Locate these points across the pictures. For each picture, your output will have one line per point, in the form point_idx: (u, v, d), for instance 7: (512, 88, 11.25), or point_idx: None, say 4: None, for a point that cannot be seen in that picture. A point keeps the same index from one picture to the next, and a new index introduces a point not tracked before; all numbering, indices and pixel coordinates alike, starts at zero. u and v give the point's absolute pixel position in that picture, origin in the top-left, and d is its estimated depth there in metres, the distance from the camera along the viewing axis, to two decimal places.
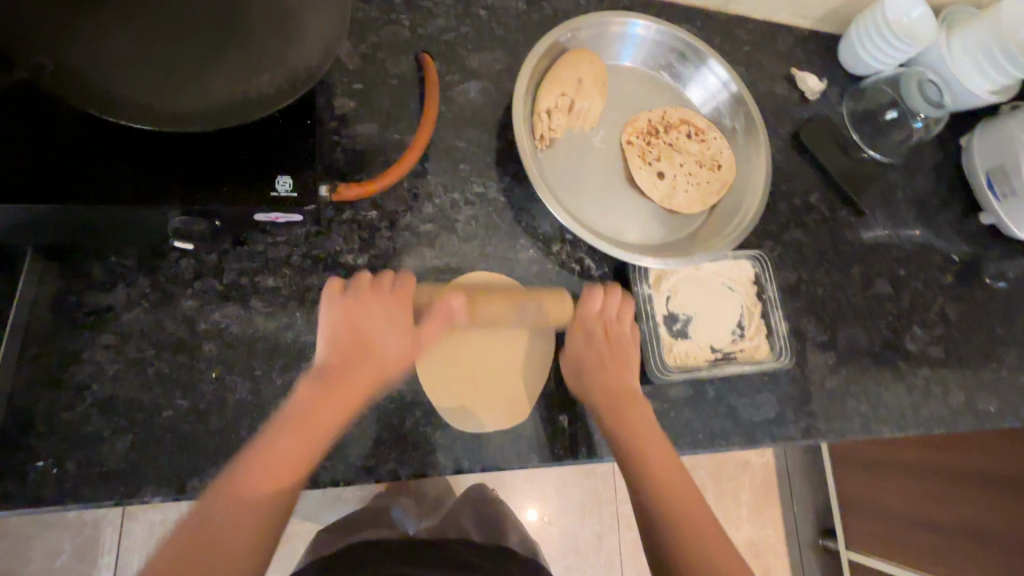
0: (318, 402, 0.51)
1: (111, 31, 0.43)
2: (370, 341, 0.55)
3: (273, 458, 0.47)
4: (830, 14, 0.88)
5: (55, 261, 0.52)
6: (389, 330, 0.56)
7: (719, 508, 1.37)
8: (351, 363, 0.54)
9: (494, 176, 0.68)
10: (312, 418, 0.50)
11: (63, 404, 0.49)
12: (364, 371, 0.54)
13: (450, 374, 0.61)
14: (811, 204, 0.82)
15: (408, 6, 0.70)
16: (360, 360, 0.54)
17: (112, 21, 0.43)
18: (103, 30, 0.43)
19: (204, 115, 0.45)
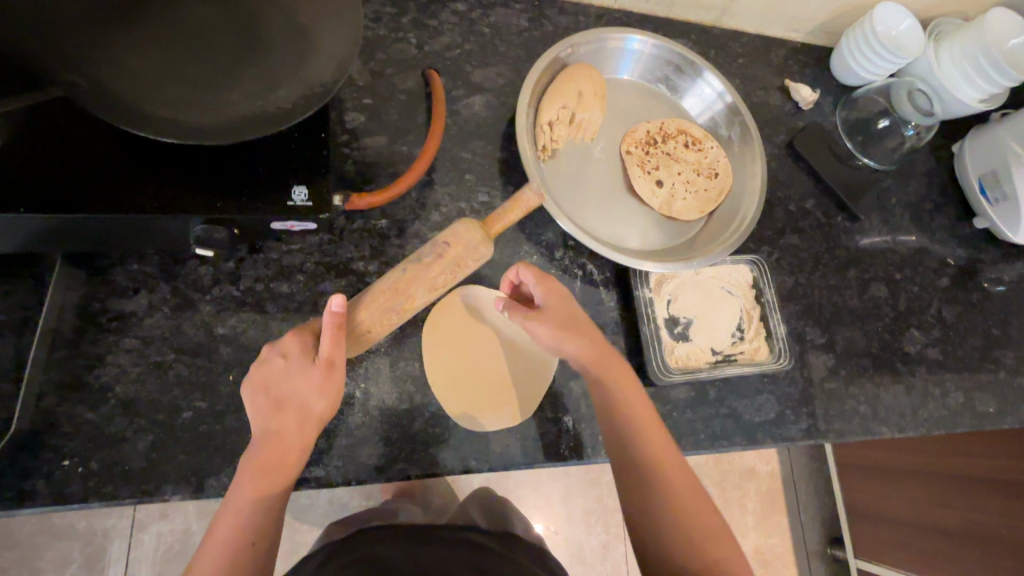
0: (252, 481, 0.47)
1: (145, 55, 0.47)
2: (291, 400, 0.49)
3: (226, 542, 0.45)
4: (821, 27, 0.91)
5: (80, 268, 0.55)
6: (307, 381, 0.49)
7: (725, 515, 1.38)
8: (278, 431, 0.49)
9: (499, 185, 0.70)
10: (251, 496, 0.47)
11: (88, 405, 0.51)
12: (292, 436, 0.49)
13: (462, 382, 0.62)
14: (806, 210, 0.84)
15: (414, 25, 0.74)
16: (283, 423, 0.49)
17: (147, 47, 0.47)
18: (138, 54, 0.47)
19: (224, 127, 0.47)
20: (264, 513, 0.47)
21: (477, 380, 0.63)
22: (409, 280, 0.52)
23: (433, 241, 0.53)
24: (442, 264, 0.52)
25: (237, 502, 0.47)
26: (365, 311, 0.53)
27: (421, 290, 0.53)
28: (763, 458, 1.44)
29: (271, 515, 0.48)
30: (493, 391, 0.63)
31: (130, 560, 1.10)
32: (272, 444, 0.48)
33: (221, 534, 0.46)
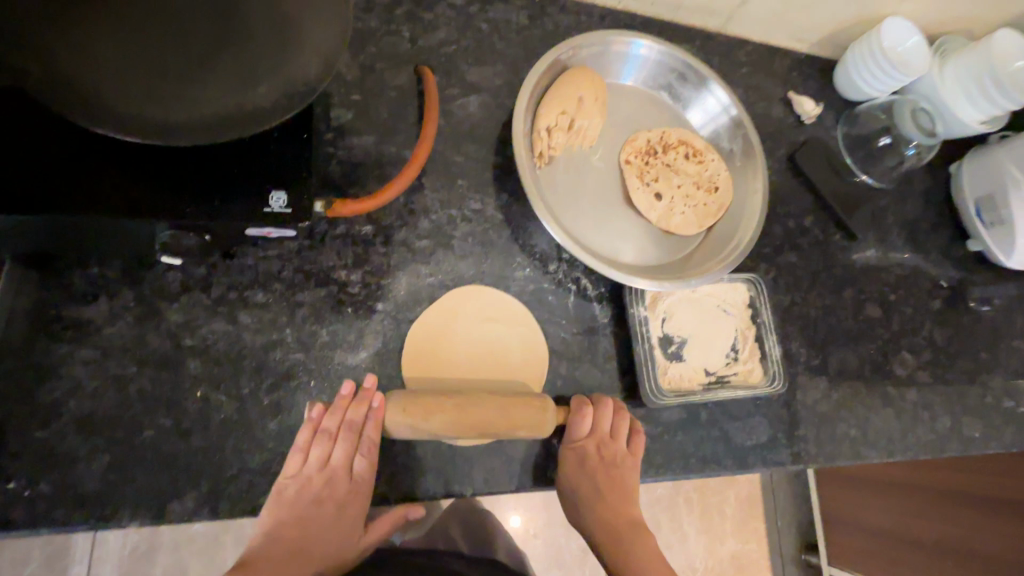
0: (263, 552, 0.51)
1: (102, 34, 0.42)
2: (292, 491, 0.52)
3: (238, 573, 0.51)
4: (827, 39, 0.88)
5: (33, 271, 0.50)
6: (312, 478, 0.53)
7: (704, 523, 1.38)
8: (287, 500, 0.51)
9: (492, 192, 0.67)
10: (263, 539, 0.52)
11: (38, 422, 0.47)
12: (298, 494, 0.52)
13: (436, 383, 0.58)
14: (805, 226, 0.83)
15: (408, 16, 0.69)
16: (296, 505, 0.52)
17: (104, 17, 0.41)
18: (95, 27, 0.41)
19: (197, 130, 0.44)
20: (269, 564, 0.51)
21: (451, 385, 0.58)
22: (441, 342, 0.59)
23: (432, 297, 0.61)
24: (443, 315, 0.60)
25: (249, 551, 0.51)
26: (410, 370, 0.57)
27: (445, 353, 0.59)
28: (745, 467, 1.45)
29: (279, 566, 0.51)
30: None
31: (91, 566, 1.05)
32: (287, 521, 0.52)
33: (239, 570, 0.51)
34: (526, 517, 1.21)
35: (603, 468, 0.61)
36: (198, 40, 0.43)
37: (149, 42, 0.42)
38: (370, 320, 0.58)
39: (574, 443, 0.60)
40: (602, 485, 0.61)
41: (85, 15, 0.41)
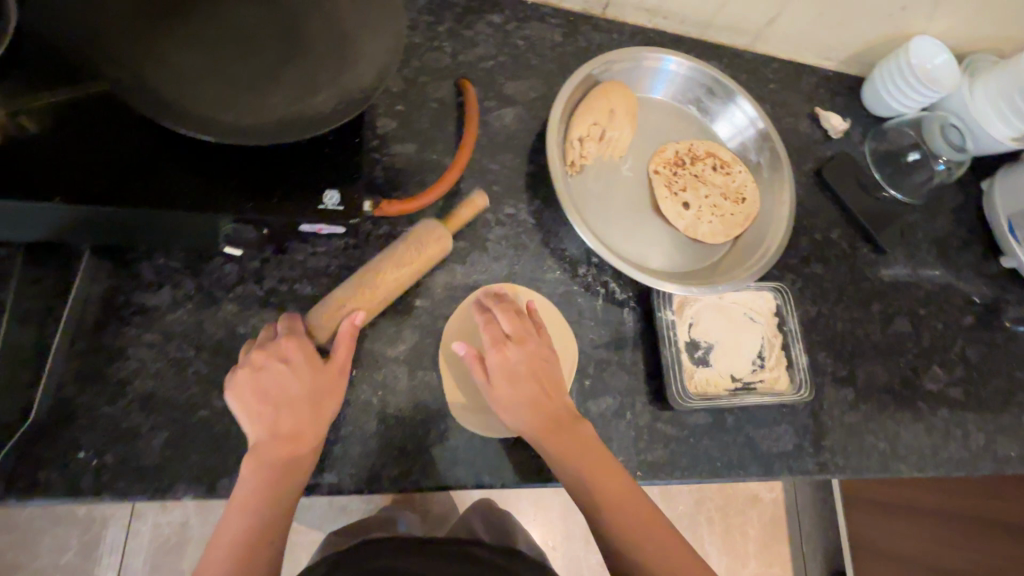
0: (259, 483, 0.48)
1: (189, 54, 0.47)
2: (278, 409, 0.49)
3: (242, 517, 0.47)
4: (854, 57, 0.90)
5: (107, 261, 0.55)
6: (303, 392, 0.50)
7: (726, 542, 1.35)
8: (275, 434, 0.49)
9: (525, 198, 0.70)
10: (262, 477, 0.48)
11: (106, 398, 0.51)
12: (283, 425, 0.49)
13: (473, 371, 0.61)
14: (832, 239, 0.83)
15: (450, 34, 0.74)
16: (279, 427, 0.49)
17: (194, 43, 0.48)
18: (189, 52, 0.47)
19: (268, 127, 0.47)
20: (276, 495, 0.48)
21: None
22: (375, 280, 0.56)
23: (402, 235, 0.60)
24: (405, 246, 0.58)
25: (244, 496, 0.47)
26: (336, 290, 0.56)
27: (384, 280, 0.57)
28: (769, 486, 1.42)
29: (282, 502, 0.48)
30: None
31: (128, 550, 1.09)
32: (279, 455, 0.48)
33: (237, 514, 0.47)
34: (545, 527, 1.21)
35: (554, 402, 0.56)
36: (270, 60, 0.49)
37: (228, 61, 0.48)
38: (409, 316, 0.62)
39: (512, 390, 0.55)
40: (547, 414, 0.55)
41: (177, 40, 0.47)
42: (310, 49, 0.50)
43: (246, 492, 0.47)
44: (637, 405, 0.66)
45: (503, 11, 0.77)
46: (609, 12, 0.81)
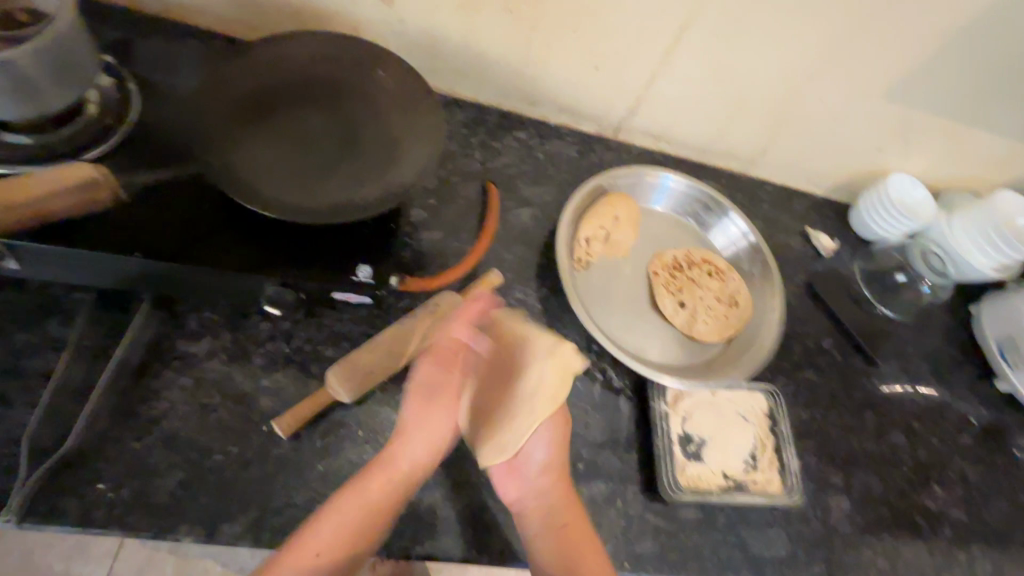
0: (355, 522, 0.53)
1: (266, 155, 0.58)
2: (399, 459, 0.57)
3: (336, 535, 0.52)
4: (840, 186, 1.00)
5: (160, 309, 0.61)
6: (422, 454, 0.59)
7: None
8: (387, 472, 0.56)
9: (534, 286, 0.77)
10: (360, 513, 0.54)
11: (134, 434, 0.56)
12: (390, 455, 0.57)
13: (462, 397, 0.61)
14: (824, 347, 0.87)
15: (481, 144, 0.86)
16: (384, 477, 0.56)
17: (271, 147, 0.59)
18: (265, 150, 0.59)
19: (319, 209, 0.56)
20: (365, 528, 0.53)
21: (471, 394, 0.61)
22: (405, 333, 0.64)
23: (426, 302, 0.67)
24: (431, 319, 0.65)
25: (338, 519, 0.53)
26: (367, 353, 0.61)
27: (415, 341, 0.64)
28: None
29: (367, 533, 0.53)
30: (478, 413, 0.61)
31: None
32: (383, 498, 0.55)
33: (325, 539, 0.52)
34: None
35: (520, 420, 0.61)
36: (330, 162, 0.60)
37: (297, 162, 0.59)
38: None
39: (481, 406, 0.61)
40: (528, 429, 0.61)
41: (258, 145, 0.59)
42: (363, 153, 0.61)
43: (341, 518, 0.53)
44: (629, 493, 0.67)
45: (527, 129, 0.91)
46: (619, 135, 0.94)
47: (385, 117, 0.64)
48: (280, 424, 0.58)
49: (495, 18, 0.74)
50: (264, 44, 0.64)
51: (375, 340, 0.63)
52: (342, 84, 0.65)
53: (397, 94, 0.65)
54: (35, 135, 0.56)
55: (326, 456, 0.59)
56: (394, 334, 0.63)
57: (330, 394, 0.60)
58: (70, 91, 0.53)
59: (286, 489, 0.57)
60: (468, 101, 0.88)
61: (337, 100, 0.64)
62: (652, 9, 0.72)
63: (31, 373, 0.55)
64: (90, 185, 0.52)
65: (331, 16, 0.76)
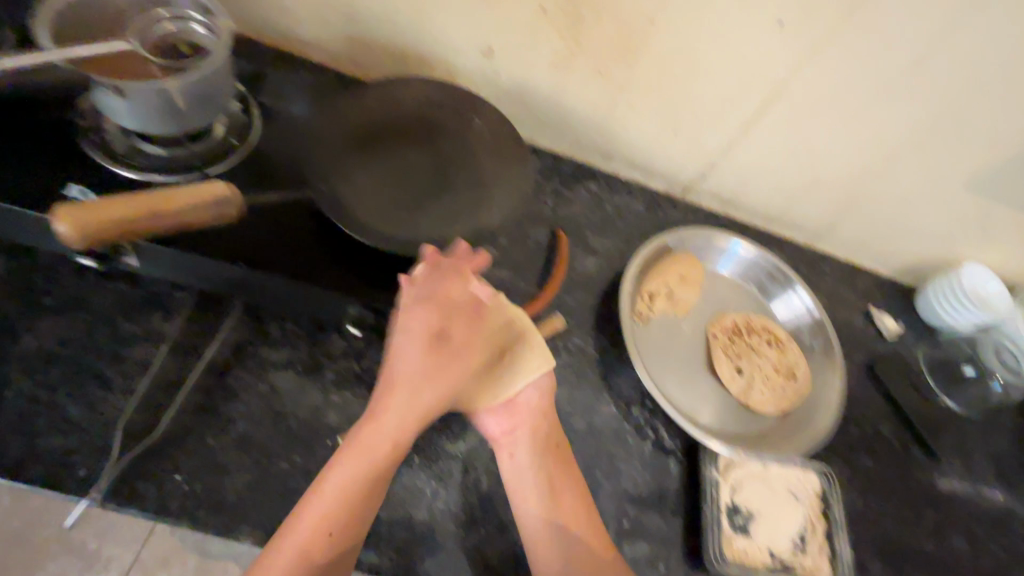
0: (341, 492, 0.52)
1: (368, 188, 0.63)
2: (383, 428, 0.54)
3: (329, 505, 0.51)
4: (907, 269, 0.99)
5: (248, 315, 0.66)
6: (404, 419, 0.55)
7: None
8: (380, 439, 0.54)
9: (594, 335, 0.79)
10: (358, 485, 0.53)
11: (212, 431, 0.59)
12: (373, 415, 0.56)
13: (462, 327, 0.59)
14: (883, 433, 0.85)
15: (554, 192, 0.90)
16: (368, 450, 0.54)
17: (373, 181, 0.64)
18: (367, 183, 0.64)
19: (421, 244, 0.60)
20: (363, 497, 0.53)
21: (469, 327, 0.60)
22: None
23: None
24: None
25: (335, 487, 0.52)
26: None
27: None
28: None
29: (364, 504, 0.53)
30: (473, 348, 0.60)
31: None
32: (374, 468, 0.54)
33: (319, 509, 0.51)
34: None
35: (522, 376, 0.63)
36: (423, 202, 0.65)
37: (395, 199, 0.64)
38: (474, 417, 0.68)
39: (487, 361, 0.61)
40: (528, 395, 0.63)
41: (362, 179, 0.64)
42: (454, 195, 0.65)
43: (342, 483, 0.52)
44: (671, 558, 0.67)
45: (599, 180, 0.94)
46: (687, 196, 0.96)
47: (477, 162, 0.68)
48: None
49: (585, 78, 0.78)
50: (377, 87, 0.69)
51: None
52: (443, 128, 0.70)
53: (491, 142, 0.69)
54: (170, 148, 0.63)
55: (383, 478, 0.61)
56: None
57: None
58: (207, 114, 0.59)
59: None
60: (546, 149, 0.92)
61: (437, 144, 0.69)
62: (739, 83, 0.74)
63: (130, 361, 0.60)
64: (220, 202, 0.50)
65: (432, 61, 0.81)
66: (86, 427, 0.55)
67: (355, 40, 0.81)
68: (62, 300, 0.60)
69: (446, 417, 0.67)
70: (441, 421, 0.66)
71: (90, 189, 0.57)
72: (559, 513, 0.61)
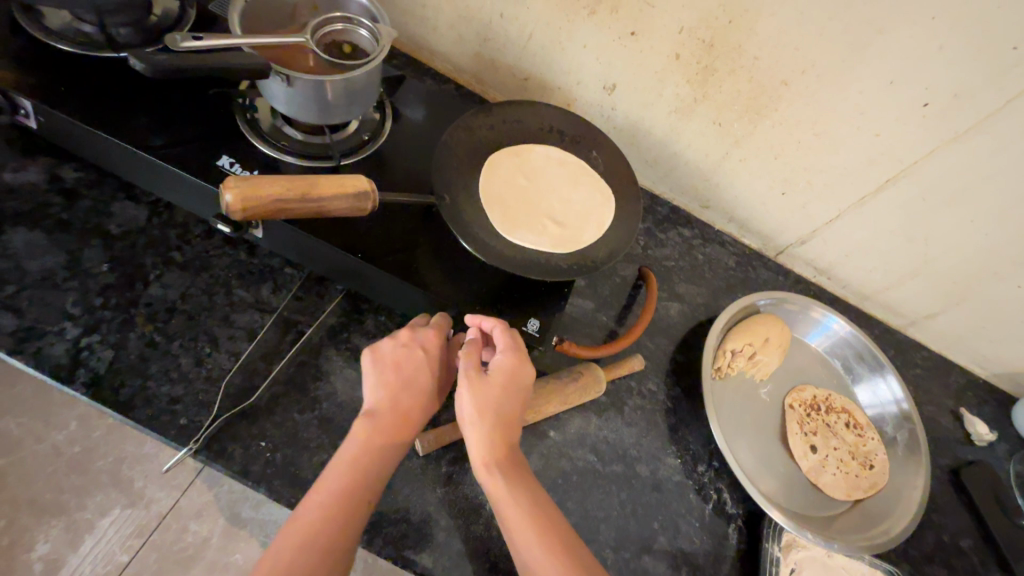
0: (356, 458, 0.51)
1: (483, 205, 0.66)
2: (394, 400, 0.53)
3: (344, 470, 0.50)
4: (1010, 375, 0.92)
5: (348, 303, 0.69)
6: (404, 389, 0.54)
7: None
8: (378, 422, 0.52)
9: (669, 383, 0.78)
10: (359, 463, 0.50)
11: (299, 406, 0.62)
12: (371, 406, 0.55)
13: (522, 206, 0.68)
14: (959, 547, 0.79)
15: (647, 232, 0.90)
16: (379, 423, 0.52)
17: (489, 198, 0.67)
18: (483, 200, 0.67)
19: (502, 208, 0.67)
20: (368, 478, 0.51)
21: (528, 208, 0.69)
22: (547, 392, 0.67)
23: (572, 368, 0.70)
24: (575, 387, 0.68)
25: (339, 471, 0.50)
26: None
27: (555, 402, 0.67)
28: None
29: (373, 475, 0.51)
30: (537, 208, 0.69)
31: (103, 550, 0.97)
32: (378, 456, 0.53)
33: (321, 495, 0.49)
34: None
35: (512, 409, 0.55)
36: (531, 225, 0.67)
37: (506, 216, 0.66)
38: (539, 443, 0.68)
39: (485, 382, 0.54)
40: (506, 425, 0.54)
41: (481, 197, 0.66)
42: (561, 226, 0.68)
43: (354, 452, 0.51)
44: None
45: (691, 227, 0.93)
46: (780, 258, 0.93)
47: (583, 195, 0.71)
48: (422, 442, 0.62)
49: (703, 127, 0.79)
50: (505, 110, 0.73)
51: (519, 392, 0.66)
52: (554, 158, 0.73)
53: (598, 182, 0.73)
54: (307, 134, 0.67)
55: (448, 485, 0.63)
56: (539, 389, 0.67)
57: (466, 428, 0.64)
58: (352, 112, 0.63)
59: (405, 503, 0.61)
60: (644, 189, 0.93)
61: (549, 170, 0.73)
62: (866, 157, 0.73)
63: (238, 326, 0.63)
64: (359, 194, 0.53)
65: (552, 88, 0.84)
66: (192, 380, 0.59)
67: (484, 58, 0.84)
68: (190, 259, 0.65)
69: None
70: None
71: (238, 162, 0.62)
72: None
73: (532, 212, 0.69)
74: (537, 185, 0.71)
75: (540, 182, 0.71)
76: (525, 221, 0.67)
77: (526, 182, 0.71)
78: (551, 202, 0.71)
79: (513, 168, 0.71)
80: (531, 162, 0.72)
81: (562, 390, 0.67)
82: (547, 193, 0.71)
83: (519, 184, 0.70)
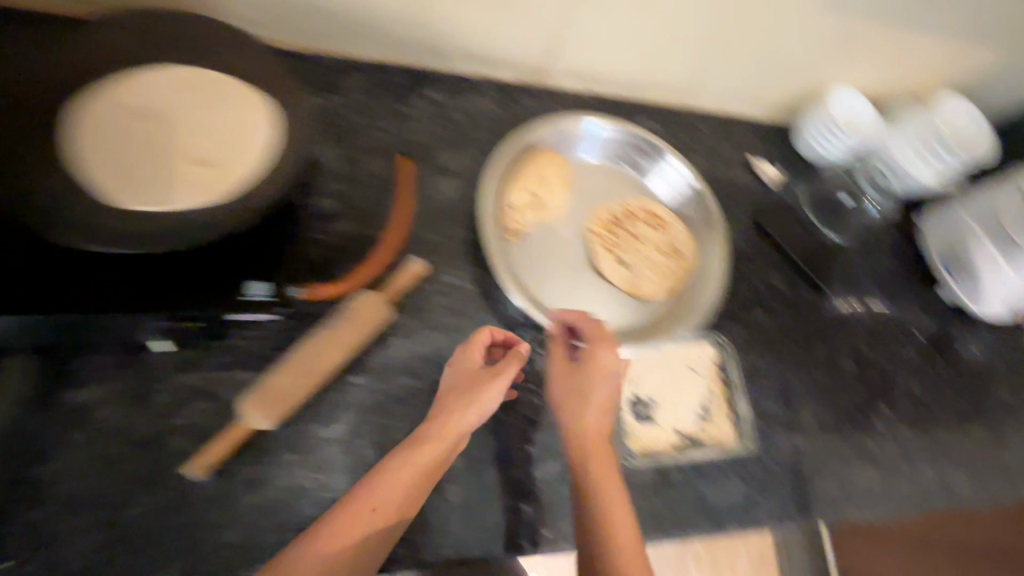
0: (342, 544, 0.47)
1: (100, 175, 0.48)
2: (427, 450, 0.53)
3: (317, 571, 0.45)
4: (783, 107, 0.95)
5: (36, 359, 0.54)
6: (450, 428, 0.55)
7: None
8: (354, 504, 0.49)
9: (467, 265, 0.71)
10: (337, 549, 0.46)
11: (28, 504, 0.50)
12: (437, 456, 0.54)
13: (147, 163, 0.51)
14: (773, 284, 0.85)
15: (389, 110, 0.76)
16: (383, 487, 0.50)
17: (98, 169, 0.48)
18: (91, 175, 0.48)
19: (118, 174, 0.49)
20: (354, 555, 0.47)
21: (159, 161, 0.51)
22: (320, 346, 0.58)
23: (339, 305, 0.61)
24: (350, 325, 0.59)
25: (326, 546, 0.46)
26: (279, 377, 0.56)
27: (335, 351, 0.59)
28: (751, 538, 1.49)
29: (363, 547, 0.48)
30: (175, 157, 0.52)
31: None
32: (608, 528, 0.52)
33: None
34: None
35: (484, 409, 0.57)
36: (176, 179, 0.51)
37: (131, 181, 0.49)
38: (348, 394, 0.62)
39: (340, 324, 0.59)
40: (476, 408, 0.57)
41: (88, 170, 0.48)
42: (221, 161, 0.53)
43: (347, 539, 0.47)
44: None
45: (438, 84, 0.80)
46: (543, 80, 0.85)
47: (226, 116, 0.55)
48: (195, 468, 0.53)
49: None
50: (93, 28, 0.53)
51: (289, 361, 0.57)
52: (168, 85, 0.55)
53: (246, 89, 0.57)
54: None
55: (257, 488, 0.56)
56: (310, 346, 0.58)
57: (247, 428, 0.55)
58: None
59: (213, 531, 0.53)
60: (366, 62, 0.78)
61: (176, 97, 0.55)
62: None
63: None
64: None
65: None
66: None
67: None
68: None
69: (314, 402, 0.60)
70: (311, 408, 0.60)
71: None
72: (618, 525, 0.52)
73: (168, 164, 0.51)
74: (164, 129, 0.53)
75: (167, 122, 0.54)
76: (161, 178, 0.50)
77: (144, 131, 0.52)
78: (193, 141, 0.54)
79: (116, 116, 0.52)
80: (140, 100, 0.53)
81: (338, 337, 0.59)
82: (184, 133, 0.54)
83: (133, 137, 0.52)
